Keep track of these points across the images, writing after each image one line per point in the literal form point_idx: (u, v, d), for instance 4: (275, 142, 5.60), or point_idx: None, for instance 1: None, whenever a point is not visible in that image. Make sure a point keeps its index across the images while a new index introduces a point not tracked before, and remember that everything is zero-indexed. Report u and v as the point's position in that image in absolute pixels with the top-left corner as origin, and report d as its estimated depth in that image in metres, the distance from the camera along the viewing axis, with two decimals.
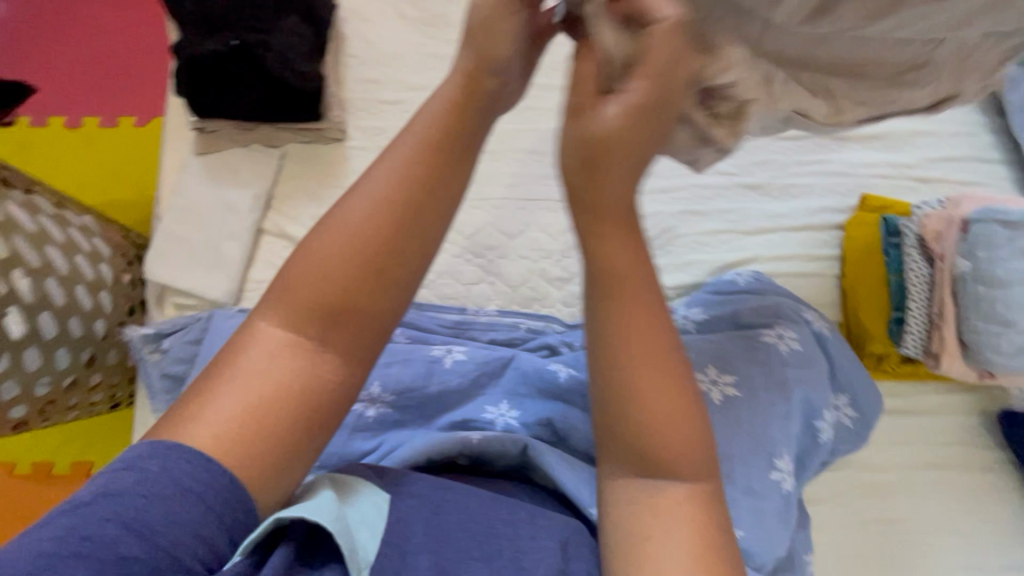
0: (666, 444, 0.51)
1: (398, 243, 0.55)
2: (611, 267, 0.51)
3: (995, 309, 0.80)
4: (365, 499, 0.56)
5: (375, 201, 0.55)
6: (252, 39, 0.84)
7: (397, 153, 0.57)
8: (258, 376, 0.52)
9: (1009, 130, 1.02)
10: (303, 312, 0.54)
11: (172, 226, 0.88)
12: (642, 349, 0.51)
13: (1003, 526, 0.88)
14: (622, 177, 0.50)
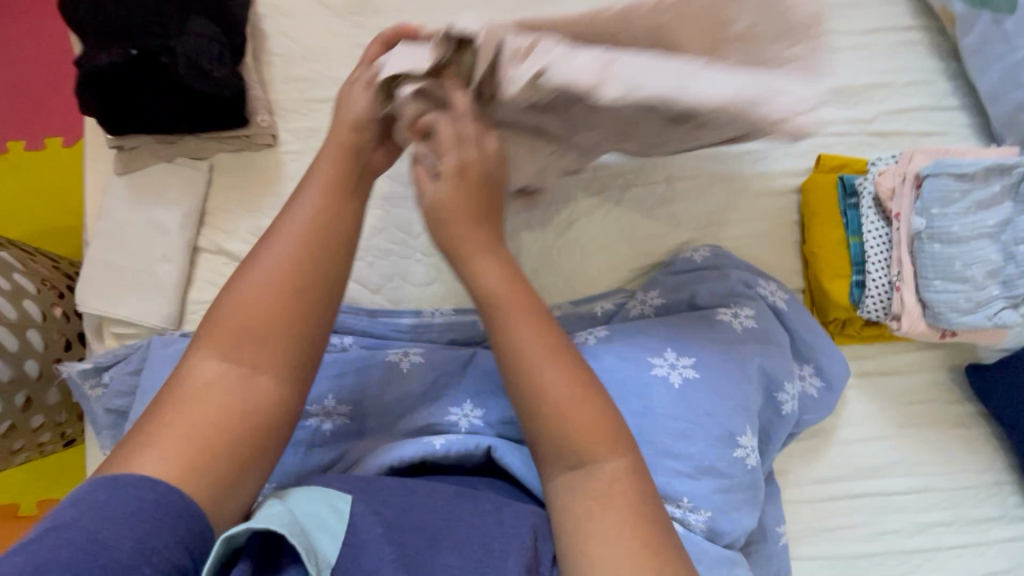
0: (576, 430, 0.57)
1: (320, 269, 0.59)
2: (489, 288, 0.61)
3: (953, 266, 0.78)
4: (324, 501, 0.58)
5: (292, 231, 0.60)
6: (155, 44, 0.79)
7: (309, 193, 0.63)
8: (197, 406, 0.53)
9: (965, 75, 0.99)
10: (236, 341, 0.56)
11: (98, 252, 0.83)
12: (531, 354, 0.59)
13: (977, 478, 0.88)
14: (472, 229, 0.63)
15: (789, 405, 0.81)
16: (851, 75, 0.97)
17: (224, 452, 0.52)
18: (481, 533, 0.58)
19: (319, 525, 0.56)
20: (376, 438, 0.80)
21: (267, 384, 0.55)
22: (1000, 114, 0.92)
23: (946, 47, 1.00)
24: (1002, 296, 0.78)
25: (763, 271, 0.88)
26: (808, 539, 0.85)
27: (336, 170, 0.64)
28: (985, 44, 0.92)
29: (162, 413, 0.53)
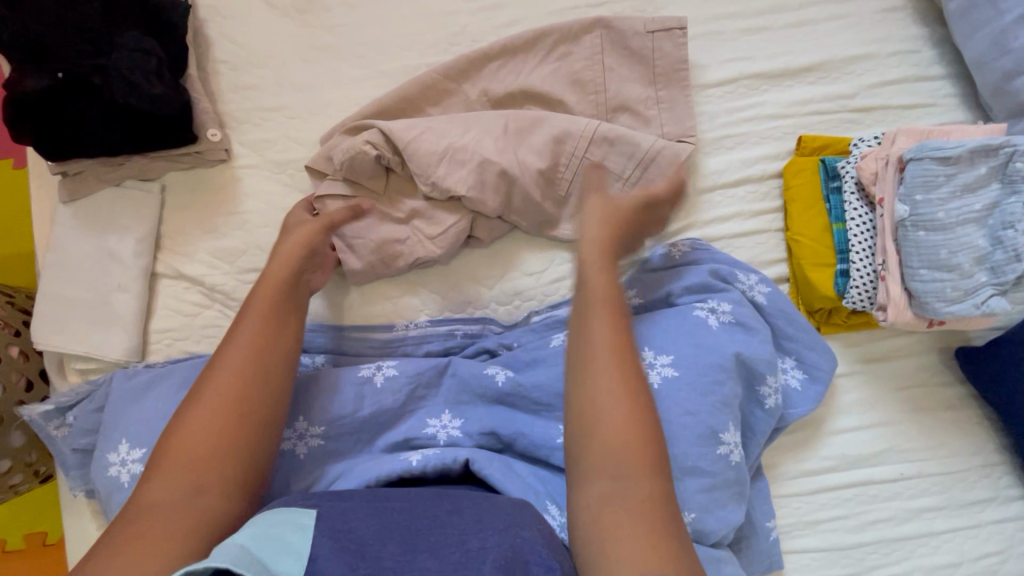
0: (622, 447, 0.59)
1: (266, 383, 0.64)
2: (586, 296, 0.68)
3: (938, 254, 0.75)
4: (289, 519, 0.56)
5: (242, 352, 0.65)
6: (86, 65, 0.74)
7: (249, 319, 0.68)
8: (146, 525, 0.54)
9: (951, 41, 0.94)
10: (193, 460, 0.59)
11: (51, 286, 0.80)
12: (603, 355, 0.63)
13: (970, 461, 0.86)
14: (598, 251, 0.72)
15: (773, 398, 0.79)
16: (831, 49, 0.92)
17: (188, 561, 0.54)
18: (458, 535, 0.57)
19: (280, 548, 0.53)
20: (353, 456, 0.76)
21: (223, 500, 0.58)
22: (987, 82, 0.87)
23: (930, 13, 0.95)
24: (990, 283, 0.75)
25: (746, 263, 0.85)
26: (800, 533, 0.84)
27: (273, 301, 0.70)
28: (970, 8, 0.87)
29: (120, 532, 0.54)
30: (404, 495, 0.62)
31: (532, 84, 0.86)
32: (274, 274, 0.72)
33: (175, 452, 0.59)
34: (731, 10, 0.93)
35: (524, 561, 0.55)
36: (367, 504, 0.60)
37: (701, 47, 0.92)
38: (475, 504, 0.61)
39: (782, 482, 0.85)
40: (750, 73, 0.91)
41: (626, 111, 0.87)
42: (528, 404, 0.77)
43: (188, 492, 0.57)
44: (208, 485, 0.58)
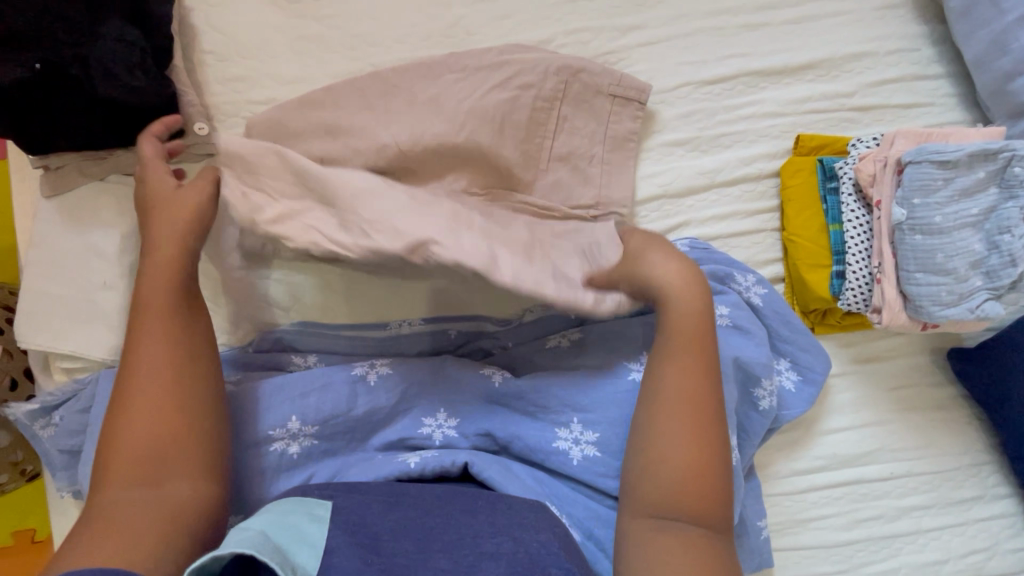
0: (681, 484, 0.62)
1: (184, 363, 0.63)
2: (682, 338, 0.68)
3: (935, 258, 0.75)
4: (304, 511, 0.58)
5: (156, 339, 0.63)
6: (67, 55, 0.71)
7: (150, 306, 0.64)
8: (109, 523, 0.54)
9: (951, 40, 0.93)
10: (137, 454, 0.58)
11: (33, 283, 0.78)
12: (675, 400, 0.66)
13: (958, 460, 0.87)
14: (696, 299, 0.69)
15: (767, 400, 0.79)
16: (831, 46, 0.91)
17: (173, 546, 0.54)
18: (471, 536, 0.58)
19: (297, 538, 0.54)
20: (346, 456, 0.75)
21: (185, 482, 0.58)
22: (987, 83, 0.87)
23: (931, 11, 0.94)
24: (985, 287, 0.76)
25: (742, 263, 0.85)
26: (790, 530, 0.84)
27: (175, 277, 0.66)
28: (971, 6, 0.87)
29: (83, 535, 0.53)
30: (421, 490, 0.63)
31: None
32: (163, 252, 0.67)
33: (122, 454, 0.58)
34: (730, 6, 0.91)
35: (541, 564, 0.55)
36: (380, 497, 0.62)
37: (699, 43, 0.90)
38: (491, 504, 0.62)
39: (774, 481, 0.85)
40: (749, 70, 0.90)
41: (622, 108, 0.85)
42: (523, 405, 0.76)
43: (146, 484, 0.57)
44: (163, 474, 0.58)
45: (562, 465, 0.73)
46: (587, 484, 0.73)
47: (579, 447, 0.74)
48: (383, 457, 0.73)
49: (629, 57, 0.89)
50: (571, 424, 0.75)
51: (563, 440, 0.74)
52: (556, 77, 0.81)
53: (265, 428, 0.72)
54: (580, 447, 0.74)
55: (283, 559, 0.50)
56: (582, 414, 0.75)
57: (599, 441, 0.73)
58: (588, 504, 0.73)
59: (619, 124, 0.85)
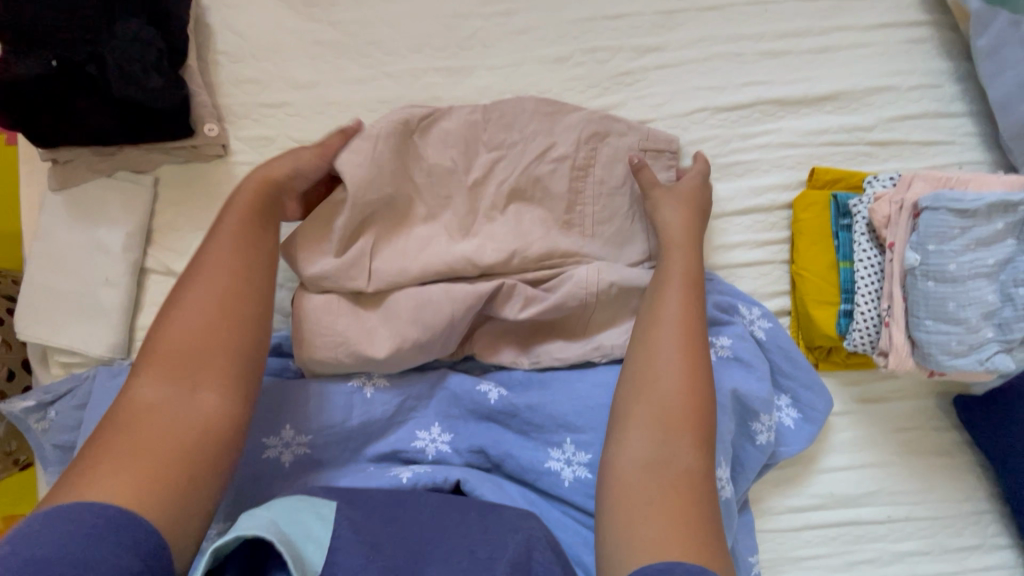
0: (670, 411, 0.65)
1: (239, 289, 0.63)
2: (674, 269, 0.75)
3: (946, 307, 0.73)
4: (310, 508, 0.59)
5: (212, 277, 0.63)
6: (81, 52, 0.72)
7: (225, 233, 0.67)
8: (143, 418, 0.55)
9: (976, 78, 0.91)
10: (179, 357, 0.59)
11: (36, 275, 0.78)
12: (669, 323, 0.71)
13: (958, 508, 0.86)
14: (682, 257, 0.76)
15: (764, 435, 0.78)
16: (852, 79, 0.89)
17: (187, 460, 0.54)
18: (467, 544, 0.57)
19: (304, 535, 0.55)
20: (339, 467, 0.74)
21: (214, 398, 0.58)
22: (1009, 126, 0.85)
23: (957, 48, 0.92)
24: (996, 339, 0.73)
25: (747, 295, 0.84)
26: (781, 568, 0.83)
27: (242, 247, 0.66)
28: (999, 47, 0.85)
29: (94, 455, 0.53)
30: (419, 503, 0.63)
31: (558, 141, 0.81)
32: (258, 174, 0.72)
33: (167, 351, 0.59)
34: (752, 31, 0.90)
35: (529, 560, 0.56)
36: (384, 508, 0.61)
37: (718, 68, 0.89)
38: (482, 511, 0.62)
39: (767, 517, 0.84)
40: (767, 98, 0.88)
41: (655, 159, 0.83)
42: (517, 424, 0.76)
43: (182, 388, 0.58)
44: (199, 390, 0.58)
45: (554, 486, 0.74)
46: (578, 506, 0.73)
47: (571, 468, 0.74)
48: (375, 470, 0.73)
49: (647, 78, 0.88)
50: (564, 444, 0.75)
51: (555, 461, 0.74)
52: None
53: (261, 438, 0.73)
54: (572, 467, 0.74)
55: (294, 556, 0.52)
56: (575, 434, 0.75)
57: (590, 463, 0.74)
58: (578, 529, 0.73)
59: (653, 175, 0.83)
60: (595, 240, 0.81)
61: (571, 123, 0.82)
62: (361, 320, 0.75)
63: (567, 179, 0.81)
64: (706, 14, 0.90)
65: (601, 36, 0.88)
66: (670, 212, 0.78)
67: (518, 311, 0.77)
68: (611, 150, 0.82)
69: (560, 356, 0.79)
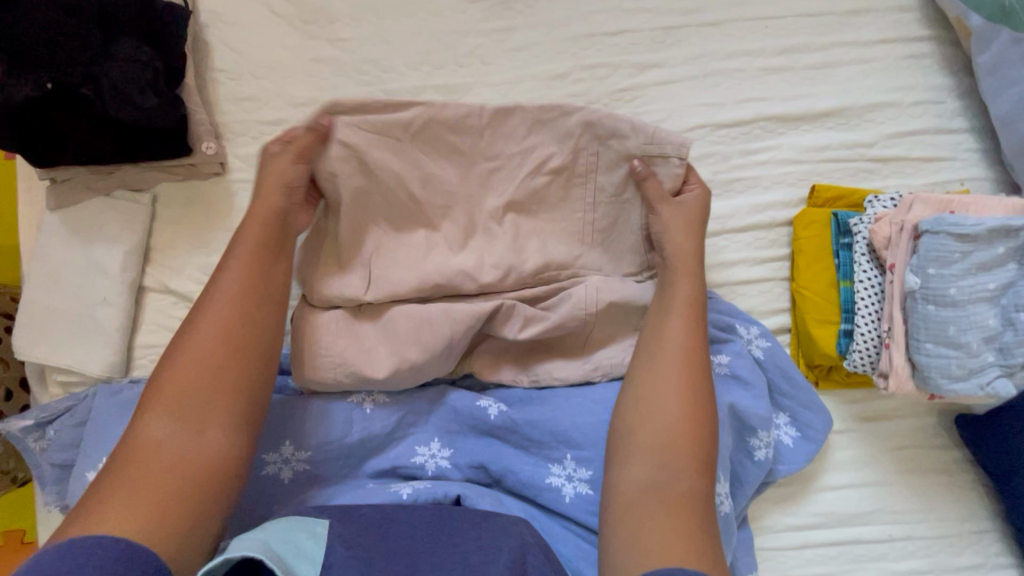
0: (672, 438, 0.65)
1: (245, 320, 0.64)
2: (681, 294, 0.75)
3: (947, 331, 0.72)
4: (304, 528, 0.59)
5: (221, 307, 0.64)
6: (75, 72, 0.71)
7: (234, 261, 0.67)
8: (148, 453, 0.56)
9: (978, 94, 0.91)
10: (186, 391, 0.59)
11: (34, 294, 0.78)
12: (675, 350, 0.71)
13: (959, 527, 0.85)
14: (689, 280, 0.76)
15: (763, 451, 0.78)
16: (853, 95, 0.89)
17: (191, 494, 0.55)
18: (461, 553, 0.57)
19: (296, 552, 0.55)
20: (339, 483, 0.74)
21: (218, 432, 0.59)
22: (1011, 143, 0.85)
23: (959, 63, 0.91)
24: (997, 363, 0.73)
25: (745, 313, 0.84)
26: None
27: (251, 281, 0.66)
28: (1001, 64, 0.84)
29: (101, 492, 0.53)
30: (412, 516, 0.62)
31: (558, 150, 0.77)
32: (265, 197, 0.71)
33: (172, 383, 0.60)
34: (753, 47, 0.89)
35: (525, 563, 0.57)
36: (378, 521, 0.61)
37: (718, 84, 0.88)
38: (478, 518, 0.62)
39: (767, 535, 0.83)
40: (768, 115, 0.88)
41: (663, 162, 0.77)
42: (517, 440, 0.76)
43: (186, 422, 0.58)
44: (204, 423, 0.58)
45: (555, 502, 0.73)
46: (580, 522, 0.73)
47: (572, 484, 0.74)
48: (374, 485, 0.73)
49: (646, 95, 0.87)
50: (565, 460, 0.75)
51: (555, 476, 0.74)
52: None
53: (260, 453, 0.73)
54: (573, 483, 0.74)
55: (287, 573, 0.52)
56: (575, 450, 0.75)
57: (592, 478, 0.74)
58: (580, 544, 0.72)
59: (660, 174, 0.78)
60: (597, 248, 0.80)
61: (565, 127, 0.76)
62: (361, 339, 0.74)
63: (564, 189, 0.78)
64: (706, 30, 0.89)
65: (600, 52, 0.88)
66: (674, 233, 0.78)
67: (516, 331, 0.76)
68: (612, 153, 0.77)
69: (559, 374, 0.79)
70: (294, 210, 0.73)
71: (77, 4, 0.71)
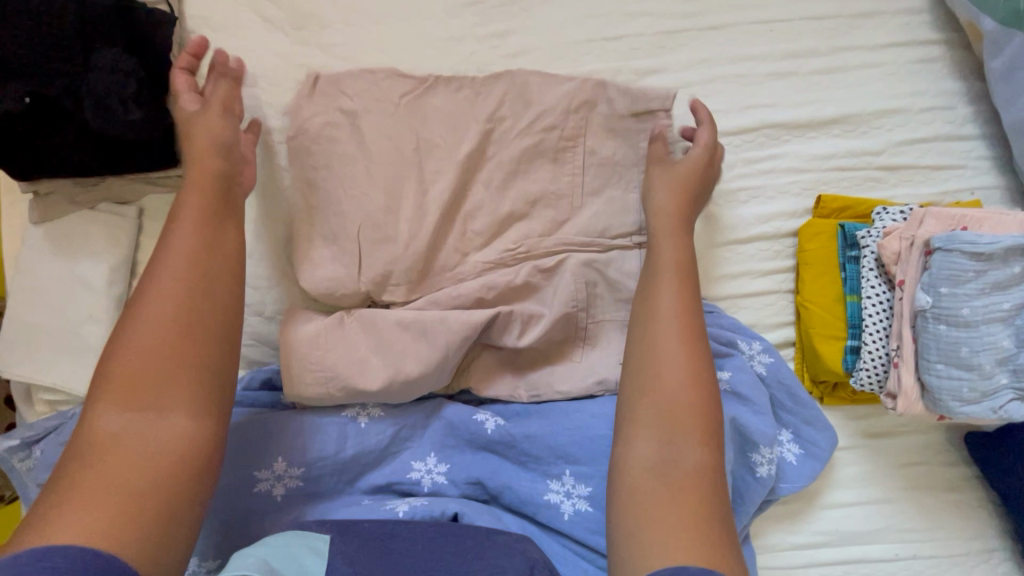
0: (671, 408, 0.61)
1: (194, 289, 0.60)
2: (665, 260, 0.70)
3: (959, 352, 0.70)
4: (303, 543, 0.56)
5: (169, 277, 0.59)
6: (56, 84, 0.69)
7: (177, 230, 0.62)
8: (103, 440, 0.52)
9: (989, 100, 0.88)
10: (135, 371, 0.55)
11: (17, 311, 0.76)
12: (670, 316, 0.65)
13: (968, 545, 0.83)
14: (674, 244, 0.71)
15: (766, 468, 0.75)
16: (861, 100, 0.86)
17: (154, 479, 0.52)
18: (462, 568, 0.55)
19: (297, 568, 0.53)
20: (332, 499, 0.72)
21: (178, 410, 0.55)
22: None
23: (970, 68, 0.88)
24: (1010, 386, 0.71)
25: (748, 328, 0.81)
26: None
27: (197, 248, 0.62)
28: (1015, 70, 0.82)
29: (58, 490, 0.50)
30: (412, 534, 0.61)
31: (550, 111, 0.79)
32: (207, 161, 0.67)
33: (123, 365, 0.56)
34: (757, 52, 0.87)
35: None
36: (377, 540, 0.59)
37: (721, 90, 0.86)
38: (480, 539, 0.60)
39: (770, 554, 0.81)
40: (772, 122, 0.85)
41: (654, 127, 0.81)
42: (515, 455, 0.74)
43: (142, 404, 0.54)
44: (160, 400, 0.55)
45: (554, 519, 0.71)
46: (579, 541, 0.71)
47: (571, 501, 0.72)
48: (370, 502, 0.71)
49: None
50: (563, 476, 0.73)
51: (554, 493, 0.72)
52: (578, 116, 0.80)
53: (249, 470, 0.70)
54: (571, 500, 0.72)
55: None
56: (574, 467, 0.73)
57: (591, 496, 0.72)
58: (580, 563, 0.70)
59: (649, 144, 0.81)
60: (585, 208, 0.80)
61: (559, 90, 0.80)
62: (351, 352, 0.72)
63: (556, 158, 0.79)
64: (709, 34, 0.87)
65: (599, 58, 0.85)
66: (662, 191, 0.74)
67: (513, 338, 0.75)
68: (606, 117, 0.80)
69: (558, 389, 0.77)
70: (242, 175, 0.70)
71: (56, 12, 0.68)
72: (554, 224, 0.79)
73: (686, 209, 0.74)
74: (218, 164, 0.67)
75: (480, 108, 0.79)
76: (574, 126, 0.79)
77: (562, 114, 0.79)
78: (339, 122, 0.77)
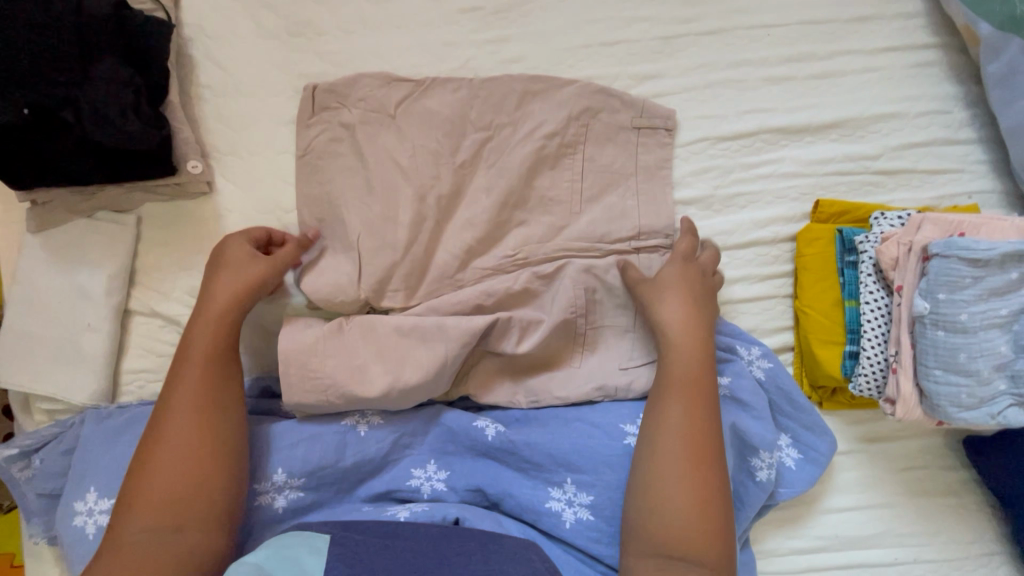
0: (676, 529, 0.64)
1: (210, 416, 0.65)
2: (673, 374, 0.71)
3: (957, 358, 0.70)
4: (302, 545, 0.57)
5: (188, 406, 0.65)
6: (55, 96, 0.69)
7: (194, 358, 0.67)
8: (124, 557, 0.58)
9: (986, 103, 0.88)
10: (157, 494, 0.61)
11: (15, 321, 0.76)
12: (677, 440, 0.67)
13: (967, 549, 0.83)
14: (684, 357, 0.71)
15: (765, 472, 0.75)
16: (858, 105, 0.86)
17: None
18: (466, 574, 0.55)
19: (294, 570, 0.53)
20: (333, 507, 0.73)
21: (194, 529, 0.61)
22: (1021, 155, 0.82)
23: (967, 72, 0.89)
24: (1008, 392, 0.71)
25: (748, 334, 0.81)
26: None
27: (210, 377, 0.66)
28: (1011, 74, 0.82)
29: None
30: (415, 535, 0.61)
31: (547, 119, 0.80)
32: (223, 292, 0.69)
33: (145, 487, 0.61)
34: (754, 56, 0.87)
35: None
36: (378, 540, 0.59)
37: (718, 96, 0.86)
38: (483, 545, 0.60)
39: (769, 559, 0.81)
40: (769, 127, 0.85)
41: (650, 138, 0.82)
42: (515, 462, 0.74)
43: (164, 526, 0.60)
44: (180, 518, 0.60)
45: (555, 528, 0.71)
46: (581, 549, 0.71)
47: (572, 509, 0.71)
48: (371, 509, 0.71)
49: None
50: (565, 484, 0.72)
51: (555, 501, 0.72)
52: (576, 122, 0.80)
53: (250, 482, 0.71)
54: (573, 508, 0.72)
55: None
56: (576, 475, 0.72)
57: (592, 505, 0.71)
58: (581, 569, 0.70)
59: (645, 154, 0.82)
60: (583, 216, 0.80)
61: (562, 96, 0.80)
62: (350, 358, 0.72)
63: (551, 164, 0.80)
64: (706, 39, 0.87)
65: (596, 64, 0.85)
66: (672, 303, 0.73)
67: (512, 345, 0.75)
68: (603, 126, 0.81)
69: (557, 395, 0.77)
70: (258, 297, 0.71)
71: (54, 23, 0.68)
72: (552, 230, 0.79)
73: (698, 324, 0.73)
74: (237, 290, 0.69)
75: (476, 117, 0.79)
76: (573, 133, 0.80)
77: (559, 121, 0.79)
78: (342, 137, 0.78)
